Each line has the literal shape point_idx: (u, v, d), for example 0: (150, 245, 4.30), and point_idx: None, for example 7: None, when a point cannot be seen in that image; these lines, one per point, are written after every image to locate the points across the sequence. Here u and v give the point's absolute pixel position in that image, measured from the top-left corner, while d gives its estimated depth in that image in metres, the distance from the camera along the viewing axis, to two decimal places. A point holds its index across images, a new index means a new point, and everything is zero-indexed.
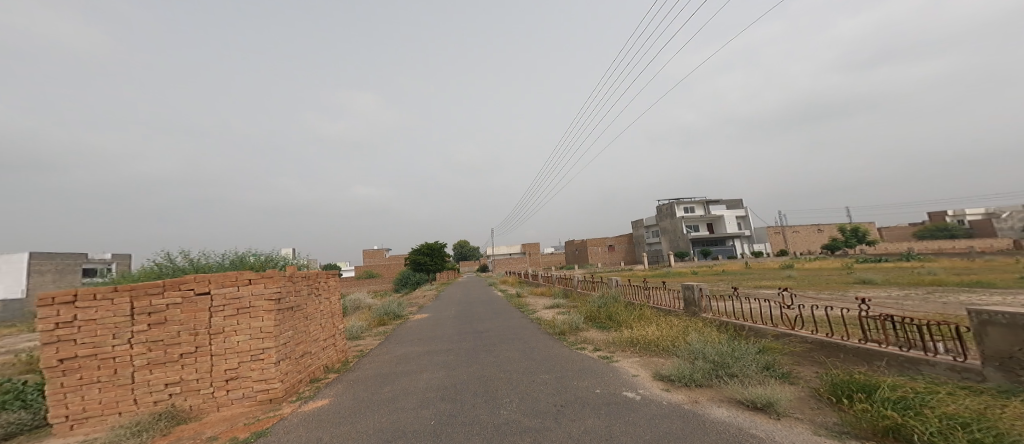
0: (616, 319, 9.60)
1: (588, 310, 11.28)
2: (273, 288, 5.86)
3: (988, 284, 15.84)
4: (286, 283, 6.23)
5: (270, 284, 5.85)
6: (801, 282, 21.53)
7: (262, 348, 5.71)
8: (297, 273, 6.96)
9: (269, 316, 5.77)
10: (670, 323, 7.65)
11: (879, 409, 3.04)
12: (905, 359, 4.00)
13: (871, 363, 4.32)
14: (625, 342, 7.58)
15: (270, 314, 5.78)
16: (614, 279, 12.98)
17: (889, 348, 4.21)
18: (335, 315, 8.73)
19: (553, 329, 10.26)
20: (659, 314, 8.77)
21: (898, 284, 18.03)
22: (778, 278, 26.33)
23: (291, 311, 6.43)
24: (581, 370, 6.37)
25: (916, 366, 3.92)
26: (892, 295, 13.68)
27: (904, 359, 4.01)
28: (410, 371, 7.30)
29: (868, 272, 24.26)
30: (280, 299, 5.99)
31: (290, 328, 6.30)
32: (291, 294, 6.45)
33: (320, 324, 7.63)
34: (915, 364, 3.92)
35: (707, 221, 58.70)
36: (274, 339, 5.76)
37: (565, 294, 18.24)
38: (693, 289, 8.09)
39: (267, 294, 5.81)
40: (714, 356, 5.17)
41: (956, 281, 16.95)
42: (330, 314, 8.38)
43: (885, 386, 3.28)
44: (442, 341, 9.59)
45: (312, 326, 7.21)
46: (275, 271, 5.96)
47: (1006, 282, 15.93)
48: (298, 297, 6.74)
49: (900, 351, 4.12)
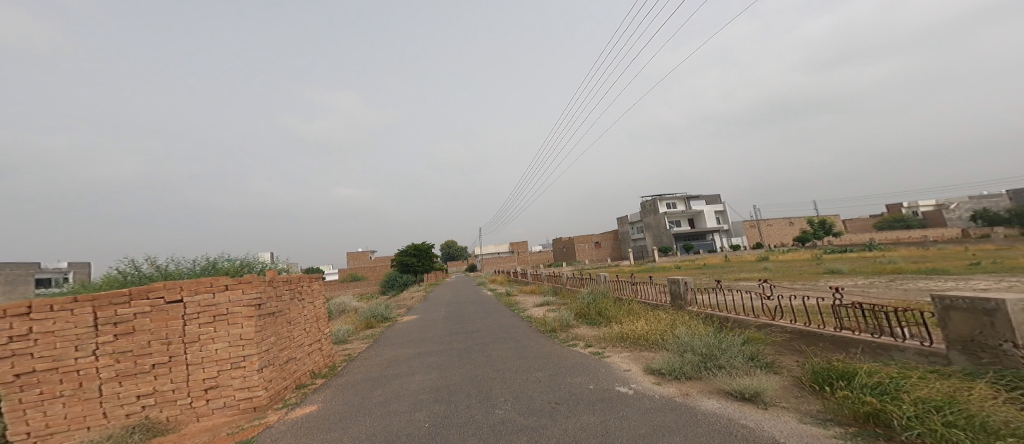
0: (605, 315, 9.77)
1: (578, 306, 11.44)
2: (252, 293, 5.79)
3: (948, 271, 16.80)
4: (265, 288, 6.14)
5: (248, 290, 5.77)
6: (777, 274, 22.31)
7: (243, 356, 5.62)
8: (278, 278, 6.85)
9: (248, 322, 5.68)
10: (659, 317, 7.83)
11: (860, 396, 3.23)
12: (877, 345, 4.22)
13: (847, 350, 4.55)
14: (615, 338, 7.74)
15: (250, 320, 5.69)
16: (602, 275, 13.16)
17: (863, 336, 4.44)
18: (320, 320, 8.62)
19: (543, 326, 10.35)
20: (646, 309, 8.96)
21: (870, 273, 18.82)
22: (756, 270, 27.15)
23: (273, 317, 6.34)
24: (572, 366, 6.49)
25: (888, 352, 4.14)
26: (864, 284, 14.26)
27: (877, 345, 4.23)
28: (400, 374, 7.28)
29: (840, 263, 25.23)
30: (259, 305, 5.90)
31: (273, 334, 6.21)
32: (271, 299, 6.35)
33: (304, 329, 7.53)
34: (886, 350, 4.14)
35: (687, 216, 60.09)
36: (255, 345, 5.68)
37: (553, 291, 18.39)
38: (680, 284, 8.30)
39: (245, 300, 5.72)
40: (702, 348, 5.35)
41: (920, 269, 17.90)
42: (315, 319, 8.26)
43: (862, 373, 3.47)
44: (433, 343, 9.59)
45: (295, 331, 7.12)
46: (253, 276, 5.87)
47: (964, 269, 16.92)
48: (279, 302, 6.64)
49: (873, 338, 4.34)
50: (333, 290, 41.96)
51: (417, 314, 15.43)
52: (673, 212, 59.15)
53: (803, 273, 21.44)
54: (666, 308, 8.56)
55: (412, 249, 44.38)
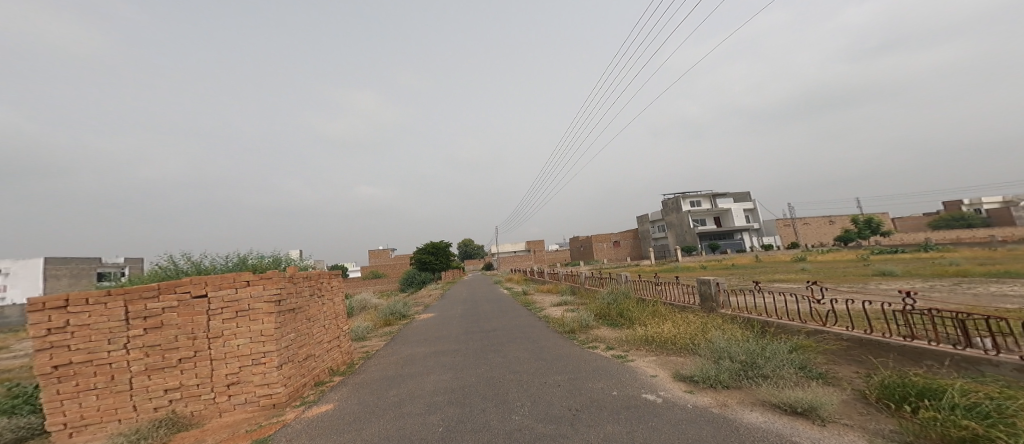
0: (628, 316, 9.27)
1: (598, 307, 10.95)
2: (273, 289, 5.60)
3: (1018, 273, 15.32)
4: (286, 284, 5.96)
5: (270, 286, 5.59)
6: (817, 275, 21.07)
7: (263, 352, 5.44)
8: (298, 274, 6.70)
9: (269, 318, 5.50)
10: (686, 319, 7.30)
11: (954, 418, 2.74)
12: (963, 358, 3.69)
13: (920, 362, 4.01)
14: (639, 340, 7.26)
15: (270, 317, 5.51)
16: (623, 275, 12.61)
17: (942, 347, 3.90)
18: (339, 317, 8.46)
19: (562, 327, 9.93)
20: (673, 310, 8.40)
21: (916, 276, 17.56)
22: (789, 271, 25.83)
23: (293, 314, 6.15)
24: (595, 369, 6.09)
25: (976, 367, 3.61)
26: (912, 288, 13.21)
27: (961, 358, 3.70)
28: (416, 373, 7.03)
29: (882, 265, 23.70)
30: (280, 301, 5.72)
31: (292, 331, 6.02)
32: (291, 296, 6.18)
33: (323, 326, 7.38)
34: (975, 364, 3.61)
35: (714, 215, 58.09)
36: (275, 342, 5.49)
37: (571, 291, 17.91)
38: (711, 285, 7.74)
39: (266, 296, 5.54)
40: (741, 355, 4.87)
41: (984, 271, 16.41)
42: (333, 316, 8.09)
43: (953, 390, 2.99)
44: (449, 342, 9.32)
45: (314, 327, 6.94)
46: (275, 272, 5.70)
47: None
48: (299, 299, 6.47)
49: (956, 349, 3.81)
50: (356, 286, 42.55)
51: (434, 312, 15.26)
52: (700, 211, 57.36)
53: (841, 275, 20.21)
54: (694, 310, 8.01)
55: (429, 246, 44.51)
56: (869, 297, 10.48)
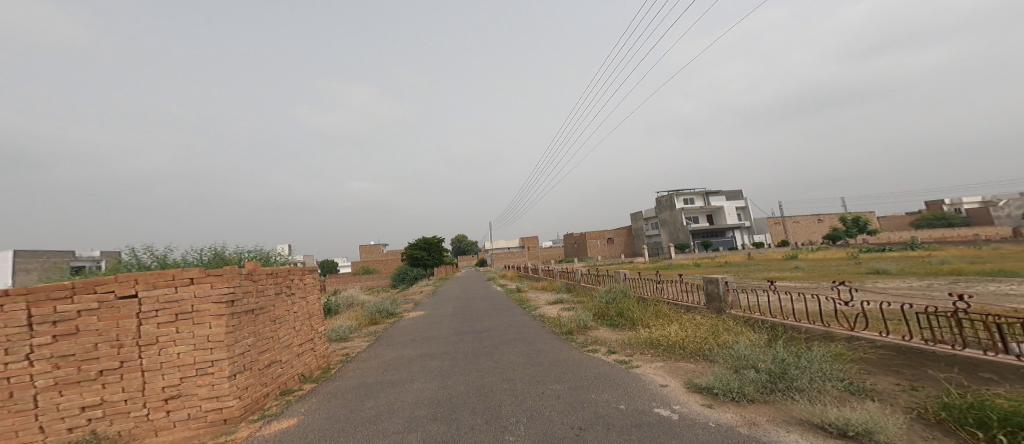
0: (628, 316, 8.68)
1: (596, 306, 10.35)
2: (224, 287, 4.90)
3: (1010, 272, 15.16)
4: (242, 281, 5.27)
5: (220, 283, 4.87)
6: (813, 274, 20.77)
7: (211, 360, 4.74)
8: (261, 269, 5.98)
9: (219, 322, 4.79)
10: (693, 320, 6.69)
11: None
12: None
13: (977, 375, 3.78)
14: (643, 344, 6.65)
15: (220, 319, 4.80)
16: (621, 272, 12.02)
17: (1000, 357, 3.67)
18: (314, 317, 7.77)
19: (559, 328, 9.32)
20: (678, 310, 7.82)
21: (913, 275, 17.27)
22: (784, 269, 25.57)
23: (252, 315, 5.46)
24: (596, 377, 5.47)
25: None
26: (916, 286, 12.83)
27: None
28: (398, 380, 6.38)
29: (876, 263, 23.54)
30: (233, 302, 5.03)
31: (250, 335, 5.32)
32: (250, 295, 5.48)
33: (294, 327, 6.69)
34: None
35: (707, 213, 58.06)
36: (227, 348, 4.80)
37: (567, 288, 17.30)
38: (719, 283, 7.16)
39: (214, 296, 4.83)
40: (767, 365, 4.33)
41: (976, 270, 16.26)
42: (306, 316, 7.38)
43: None
44: (438, 343, 8.68)
45: (281, 330, 6.24)
46: (228, 268, 4.98)
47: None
48: (261, 298, 5.76)
49: (1018, 360, 3.56)
50: (346, 282, 41.61)
51: (424, 310, 14.54)
52: (693, 208, 57.24)
53: (838, 273, 19.88)
54: (701, 310, 7.42)
55: (421, 242, 43.62)
56: (875, 297, 10.06)
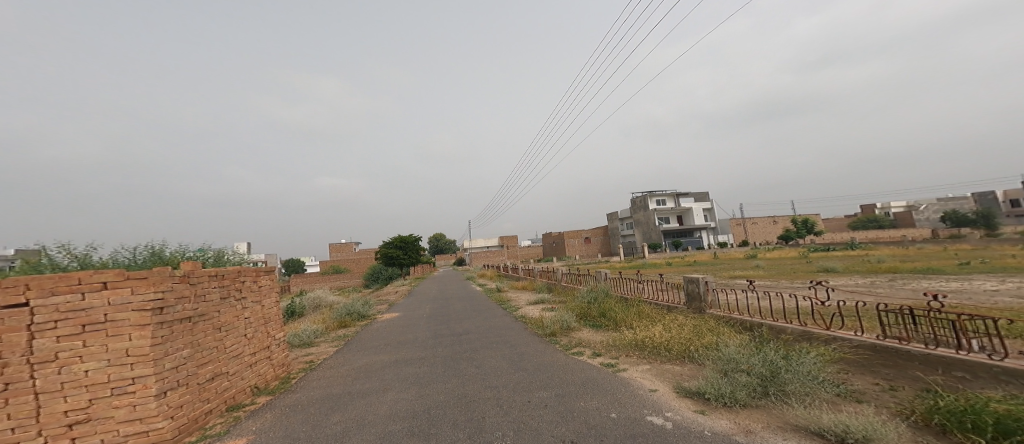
0: (611, 317, 8.61)
1: (578, 306, 10.24)
2: (150, 292, 4.53)
3: (938, 270, 16.16)
4: (174, 286, 4.89)
5: (144, 288, 4.50)
6: (780, 272, 21.55)
7: (131, 377, 4.36)
8: (201, 270, 5.57)
9: (140, 333, 4.44)
10: (677, 321, 6.66)
11: None
12: (1001, 370, 3.45)
13: (948, 373, 3.81)
14: (629, 345, 6.57)
15: (144, 330, 4.45)
16: (601, 272, 11.97)
17: (972, 356, 3.70)
18: (271, 323, 7.33)
19: (542, 329, 9.12)
20: (659, 311, 7.80)
21: (872, 272, 18.18)
22: (754, 269, 26.43)
23: (186, 324, 5.07)
24: (583, 383, 5.35)
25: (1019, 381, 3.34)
26: (881, 282, 13.35)
27: (1000, 370, 3.46)
28: (369, 391, 6.02)
29: (839, 261, 24.59)
30: (161, 309, 4.66)
31: (184, 347, 4.94)
32: (185, 301, 5.08)
33: (243, 336, 6.28)
34: (1017, 377, 3.36)
35: (677, 213, 59.68)
36: (150, 363, 4.43)
37: (548, 288, 17.15)
38: (699, 283, 7.14)
39: (134, 303, 4.45)
40: (762, 368, 4.22)
41: (908, 267, 17.50)
42: (261, 322, 6.96)
43: None
44: (413, 348, 8.33)
45: (227, 339, 5.86)
46: (154, 271, 4.61)
47: (953, 268, 16.30)
48: (200, 304, 5.36)
49: (991, 360, 3.57)
50: (317, 282, 40.21)
51: (399, 311, 14.06)
52: (664, 209, 58.76)
53: (805, 271, 20.67)
54: (682, 310, 7.41)
55: (397, 240, 42.64)
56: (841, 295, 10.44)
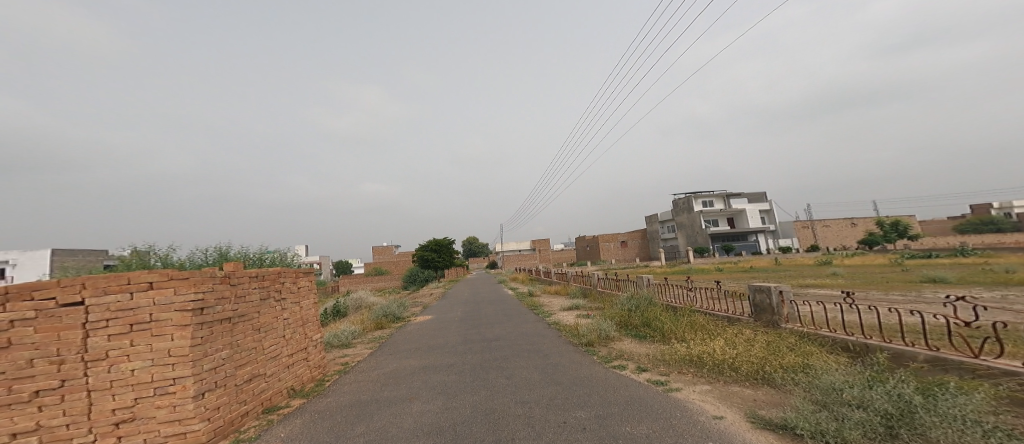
0: (656, 327, 7.75)
1: (618, 314, 9.43)
2: (191, 293, 4.29)
3: None
4: (216, 286, 4.67)
5: (186, 288, 4.27)
6: (850, 281, 19.32)
7: (172, 378, 4.12)
8: (243, 271, 5.40)
9: (183, 333, 4.19)
10: (743, 336, 5.70)
11: None
12: None
13: None
14: (683, 361, 5.69)
15: (185, 330, 4.20)
16: (643, 277, 11.06)
17: None
18: (309, 323, 7.16)
19: (577, 338, 8.36)
20: (714, 321, 6.84)
21: (964, 283, 15.81)
22: (812, 276, 23.99)
23: (226, 324, 4.85)
24: (628, 402, 4.59)
25: None
26: (972, 297, 11.46)
27: None
28: (396, 399, 5.63)
29: (916, 271, 21.76)
30: (202, 310, 4.43)
31: (222, 348, 4.72)
32: (226, 301, 4.87)
33: (281, 336, 6.10)
34: None
35: (727, 216, 56.16)
36: (190, 364, 4.17)
37: (583, 293, 16.31)
38: (772, 293, 6.10)
39: (176, 303, 4.21)
40: (888, 407, 2.93)
41: None
42: (299, 323, 6.77)
43: None
44: (444, 353, 7.93)
45: (265, 340, 5.68)
46: (198, 271, 4.38)
47: None
48: (240, 304, 5.16)
49: None
50: (359, 283, 41.40)
51: (432, 314, 13.80)
52: (713, 212, 55.29)
53: (874, 281, 18.41)
54: (747, 323, 6.38)
55: (433, 244, 43.09)
56: (931, 308, 8.93)
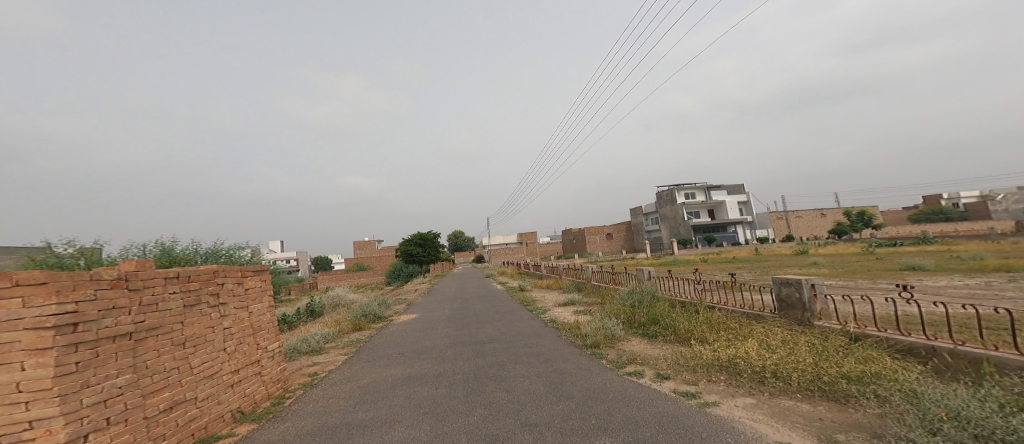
0: (668, 325, 7.06)
1: (622, 311, 8.74)
2: (50, 304, 3.25)
3: None
4: (97, 294, 3.63)
5: (42, 299, 3.22)
6: (838, 270, 19.28)
7: (26, 421, 3.10)
8: (153, 272, 4.33)
9: (40, 360, 3.17)
10: (776, 335, 5.00)
11: None
12: None
13: None
14: (712, 367, 4.94)
15: (40, 356, 3.18)
16: (644, 270, 10.38)
17: None
18: (263, 332, 6.10)
19: (580, 339, 7.65)
20: (735, 317, 6.16)
21: (949, 271, 15.86)
22: (797, 266, 23.98)
23: (124, 342, 3.82)
24: (660, 423, 3.80)
25: None
26: (973, 284, 11.18)
27: None
28: (372, 423, 4.69)
29: (896, 258, 21.99)
30: (75, 326, 3.39)
31: (117, 373, 3.69)
32: (120, 313, 3.83)
33: (219, 350, 5.07)
34: None
35: (706, 208, 56.77)
36: (54, 401, 3.16)
37: (577, 288, 15.62)
38: (802, 288, 5.37)
39: (27, 320, 3.17)
40: None
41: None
42: (248, 331, 5.73)
43: None
44: (429, 361, 7.00)
45: (195, 356, 4.65)
46: (59, 275, 3.33)
47: None
48: (146, 315, 4.12)
49: None
50: (337, 279, 39.64)
51: (417, 312, 12.80)
52: (692, 203, 55.75)
53: (861, 270, 18.38)
54: (772, 319, 5.66)
55: (416, 237, 41.25)
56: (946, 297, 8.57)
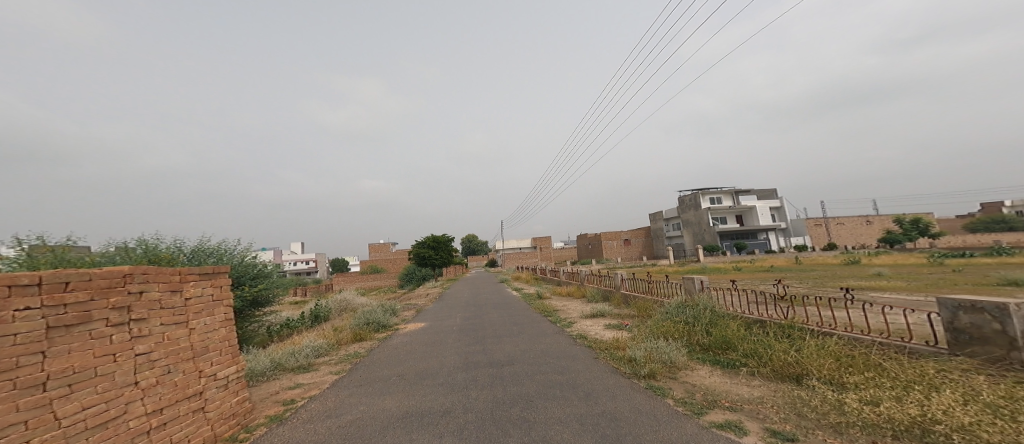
0: (757, 356, 5.20)
1: (676, 329, 6.91)
2: None
3: None
4: None
5: None
6: (903, 282, 16.79)
7: None
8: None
9: None
10: (971, 391, 3.13)
11: None
12: None
13: None
14: (874, 430, 3.07)
15: None
16: (696, 279, 8.50)
17: None
18: (212, 355, 4.65)
19: (626, 366, 5.89)
20: (854, 348, 4.33)
21: None
22: (852, 278, 21.30)
23: None
24: None
25: None
26: None
27: None
28: None
29: (971, 270, 19.30)
30: None
31: None
32: None
33: (122, 386, 3.58)
34: None
35: (736, 213, 53.72)
36: None
37: (604, 297, 13.78)
38: (1007, 319, 3.48)
39: None
40: None
41: None
42: (181, 353, 4.22)
43: None
44: (434, 390, 5.37)
45: (66, 402, 3.20)
46: None
47: None
48: None
49: None
50: (349, 282, 38.67)
51: (426, 321, 11.21)
52: (720, 208, 52.84)
53: (932, 283, 15.90)
54: (946, 358, 3.76)
55: (429, 240, 40.10)
56: None
